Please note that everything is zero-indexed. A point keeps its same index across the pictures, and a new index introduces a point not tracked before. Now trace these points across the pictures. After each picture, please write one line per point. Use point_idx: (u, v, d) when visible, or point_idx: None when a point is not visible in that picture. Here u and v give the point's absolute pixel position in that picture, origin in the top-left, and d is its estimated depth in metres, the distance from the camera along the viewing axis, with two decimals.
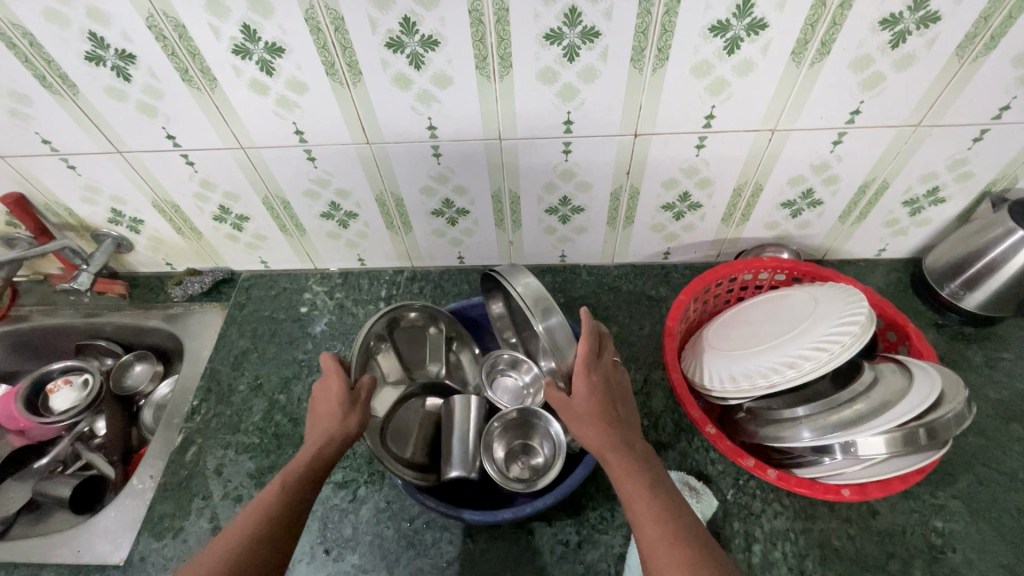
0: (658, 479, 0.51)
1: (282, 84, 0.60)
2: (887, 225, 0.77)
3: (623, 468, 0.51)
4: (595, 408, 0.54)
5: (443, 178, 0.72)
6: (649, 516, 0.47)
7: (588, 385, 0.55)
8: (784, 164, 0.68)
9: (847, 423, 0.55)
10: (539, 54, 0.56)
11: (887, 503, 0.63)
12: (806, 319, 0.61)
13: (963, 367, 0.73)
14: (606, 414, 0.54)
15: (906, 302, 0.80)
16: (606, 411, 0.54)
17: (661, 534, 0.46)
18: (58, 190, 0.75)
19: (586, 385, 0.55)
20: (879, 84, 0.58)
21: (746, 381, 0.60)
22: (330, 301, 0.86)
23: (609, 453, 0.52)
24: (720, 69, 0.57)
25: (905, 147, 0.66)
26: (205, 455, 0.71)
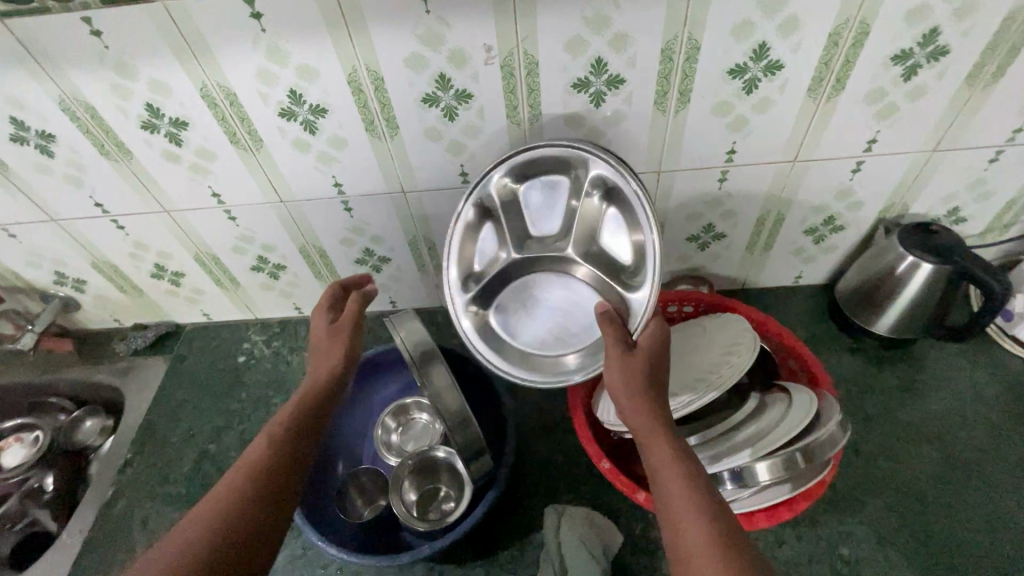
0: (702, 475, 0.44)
1: (191, 152, 0.64)
2: (795, 253, 0.80)
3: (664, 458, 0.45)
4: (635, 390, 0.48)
5: (359, 229, 0.75)
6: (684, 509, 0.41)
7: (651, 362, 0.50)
8: (678, 202, 0.71)
9: (731, 451, 0.55)
10: (421, 115, 0.60)
11: (796, 532, 0.63)
12: (700, 352, 0.64)
13: (876, 391, 0.74)
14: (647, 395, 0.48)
15: (823, 328, 0.81)
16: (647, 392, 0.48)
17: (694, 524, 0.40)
18: (2, 256, 0.80)
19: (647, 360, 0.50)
20: (745, 126, 0.62)
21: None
22: (267, 349, 0.89)
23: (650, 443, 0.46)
24: (592, 120, 0.61)
25: (789, 181, 0.69)
26: (132, 508, 0.72)
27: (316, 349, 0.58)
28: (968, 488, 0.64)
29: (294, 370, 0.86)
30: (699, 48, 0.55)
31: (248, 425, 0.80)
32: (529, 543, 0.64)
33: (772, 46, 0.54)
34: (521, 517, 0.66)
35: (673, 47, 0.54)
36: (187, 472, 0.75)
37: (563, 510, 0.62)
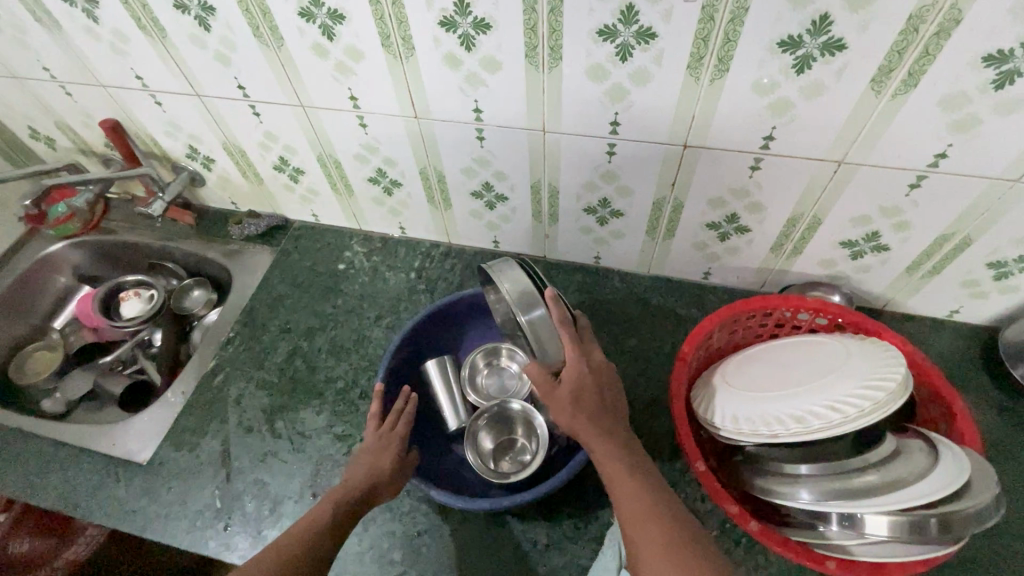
0: (639, 462, 0.51)
1: (340, 50, 0.62)
2: (965, 285, 0.68)
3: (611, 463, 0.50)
4: (578, 394, 0.52)
5: (485, 161, 0.71)
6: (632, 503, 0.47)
7: (577, 376, 0.53)
8: (848, 200, 0.62)
9: (854, 493, 0.49)
10: (591, 50, 0.54)
11: None
12: (833, 371, 0.56)
13: (1016, 459, 0.64)
14: (587, 402, 0.52)
15: (969, 375, 0.71)
16: (588, 397, 0.52)
17: (633, 508, 0.47)
18: (147, 122, 0.83)
19: (573, 376, 0.53)
20: (972, 128, 0.51)
21: (748, 421, 0.56)
22: (366, 263, 0.89)
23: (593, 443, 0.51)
24: (784, 89, 0.53)
25: (997, 203, 0.57)
26: (229, 384, 0.77)
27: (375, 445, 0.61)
28: None
29: (389, 289, 0.86)
30: (957, 21, 0.44)
31: (340, 331, 0.81)
32: (596, 518, 0.62)
33: None
34: (592, 489, 0.64)
35: (923, 16, 0.44)
36: (280, 362, 0.79)
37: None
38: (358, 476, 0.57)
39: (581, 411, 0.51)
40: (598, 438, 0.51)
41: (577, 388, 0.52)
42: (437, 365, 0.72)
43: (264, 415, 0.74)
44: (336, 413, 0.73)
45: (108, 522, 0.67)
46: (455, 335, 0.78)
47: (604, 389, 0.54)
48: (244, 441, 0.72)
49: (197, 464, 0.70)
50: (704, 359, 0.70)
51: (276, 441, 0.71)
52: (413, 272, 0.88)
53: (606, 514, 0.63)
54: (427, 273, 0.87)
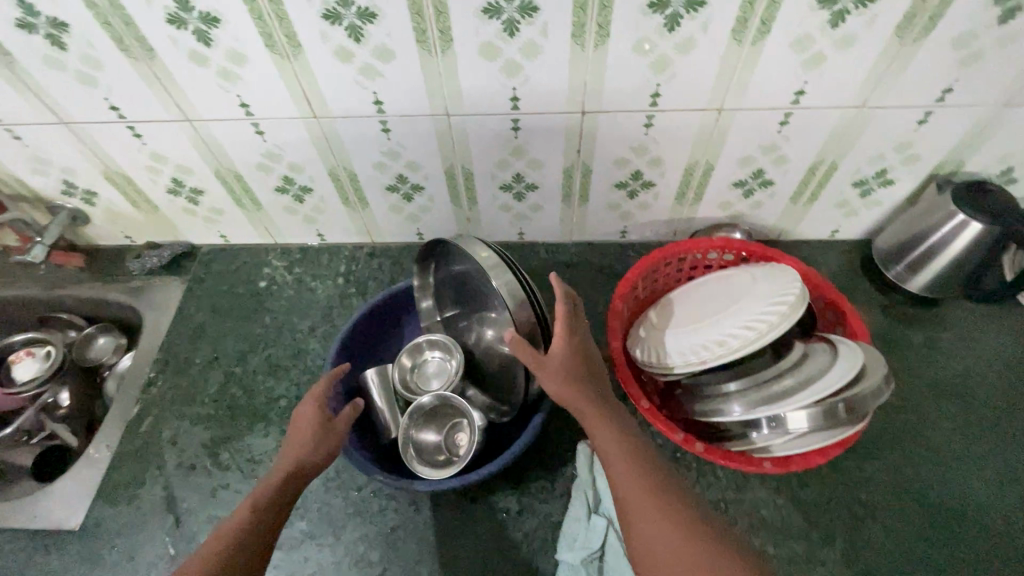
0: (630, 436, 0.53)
1: (221, 55, 0.59)
2: (839, 206, 0.78)
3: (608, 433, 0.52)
4: (572, 365, 0.54)
5: (394, 153, 0.71)
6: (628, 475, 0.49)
7: (572, 350, 0.54)
8: (733, 144, 0.69)
9: (779, 396, 0.56)
10: (479, 28, 0.56)
11: (816, 476, 0.65)
12: (743, 297, 0.63)
13: (900, 347, 0.75)
14: (581, 375, 0.54)
15: (854, 284, 0.82)
16: (581, 370, 0.54)
17: (631, 487, 0.48)
18: (7, 160, 0.74)
19: (566, 346, 0.54)
20: (821, 65, 0.58)
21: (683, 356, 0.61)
22: (289, 276, 0.86)
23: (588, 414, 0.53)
24: (661, 47, 0.57)
25: (852, 128, 0.66)
26: (160, 426, 0.72)
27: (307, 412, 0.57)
28: (984, 442, 0.67)
29: (318, 298, 0.83)
30: None
31: (274, 350, 0.78)
32: (561, 476, 0.65)
33: None
34: (552, 449, 0.67)
35: None
36: (214, 393, 0.74)
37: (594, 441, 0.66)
38: (285, 453, 0.53)
39: (577, 384, 0.53)
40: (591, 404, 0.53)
41: (572, 360, 0.54)
42: (378, 369, 0.69)
43: (207, 450, 0.70)
44: (285, 432, 0.71)
45: None
46: (389, 335, 0.76)
47: (592, 364, 0.56)
48: (189, 481, 0.68)
49: (140, 517, 0.66)
50: (634, 310, 0.75)
51: (225, 473, 0.68)
52: (341, 278, 0.86)
53: (569, 470, 0.66)
54: (355, 276, 0.86)
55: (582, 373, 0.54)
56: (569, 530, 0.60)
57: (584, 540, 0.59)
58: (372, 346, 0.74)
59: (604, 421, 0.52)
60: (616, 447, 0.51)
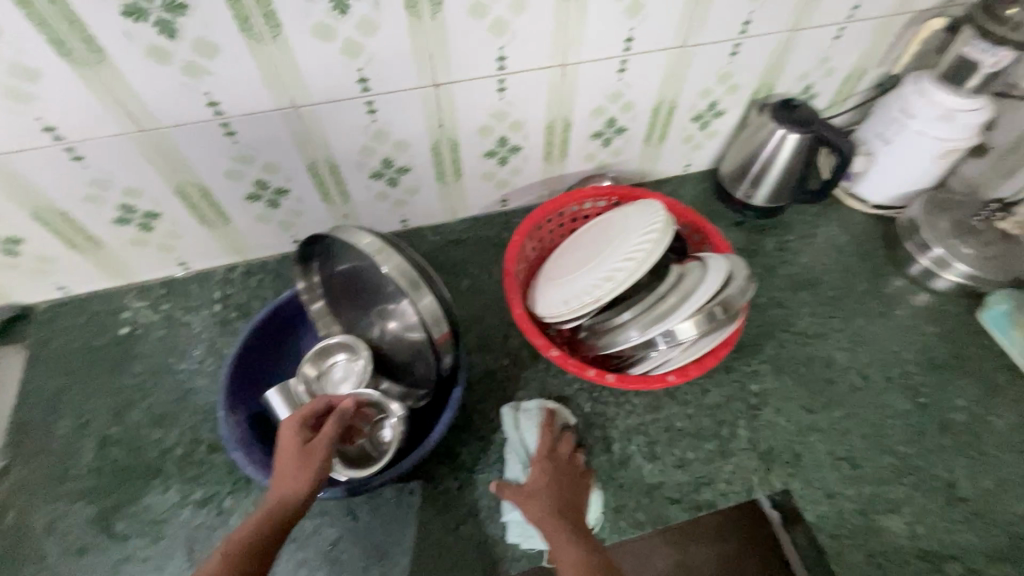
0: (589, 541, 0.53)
1: (5, 72, 0.51)
2: (686, 142, 0.86)
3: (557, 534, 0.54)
4: (543, 478, 0.59)
5: (247, 157, 0.66)
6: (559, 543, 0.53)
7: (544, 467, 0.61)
8: (583, 97, 0.73)
9: (667, 313, 0.61)
10: (307, 9, 0.54)
11: (715, 381, 0.72)
12: (619, 234, 0.67)
13: (758, 254, 0.85)
14: (552, 491, 0.58)
15: (712, 209, 0.91)
16: (553, 488, 0.59)
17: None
18: None
19: (542, 463, 0.61)
20: (641, 11, 0.64)
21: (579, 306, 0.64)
22: (156, 315, 0.77)
23: (547, 522, 0.55)
24: (495, 9, 0.59)
25: (680, 67, 0.73)
26: (29, 516, 0.62)
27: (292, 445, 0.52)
28: (835, 317, 0.78)
29: (196, 332, 0.76)
30: None
31: (155, 398, 0.70)
32: (492, 443, 0.66)
33: None
34: (479, 420, 0.68)
35: None
36: (91, 462, 0.65)
37: (519, 403, 0.68)
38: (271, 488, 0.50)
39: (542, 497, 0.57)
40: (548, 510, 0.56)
41: (542, 472, 0.60)
42: (279, 386, 0.65)
43: (96, 525, 0.61)
44: (188, 481, 0.64)
45: None
46: (284, 351, 0.72)
47: (564, 483, 0.60)
48: (82, 565, 0.59)
49: None
50: (527, 271, 0.77)
51: (124, 544, 0.60)
52: (218, 304, 0.79)
53: (499, 435, 0.67)
54: (234, 299, 0.79)
55: (554, 492, 0.58)
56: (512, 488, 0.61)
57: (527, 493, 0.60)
58: (268, 364, 0.69)
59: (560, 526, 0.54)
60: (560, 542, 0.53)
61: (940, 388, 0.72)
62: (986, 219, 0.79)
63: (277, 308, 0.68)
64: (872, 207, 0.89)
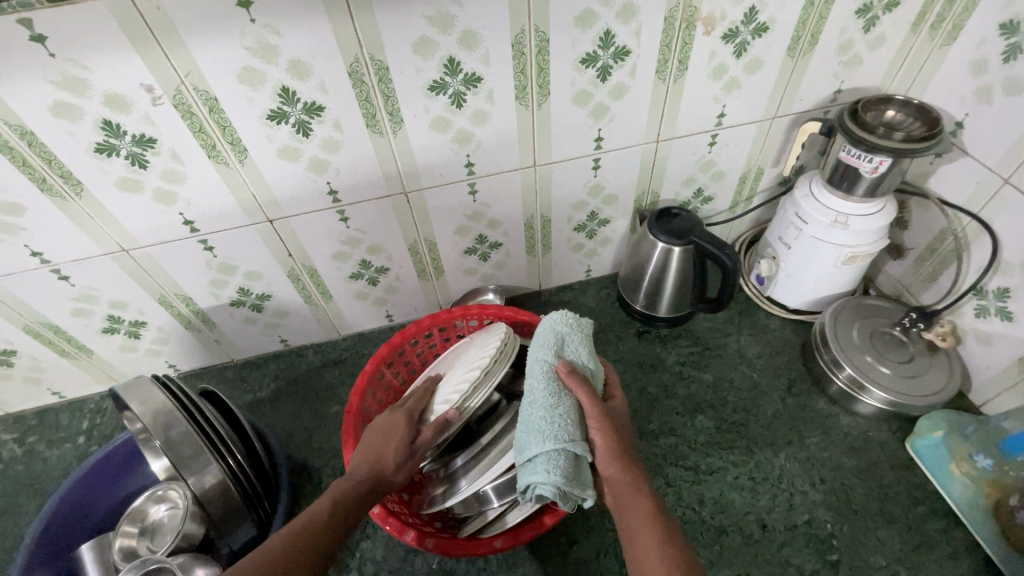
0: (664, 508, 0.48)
1: None
2: (576, 249, 0.82)
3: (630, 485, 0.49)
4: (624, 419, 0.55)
5: (89, 297, 0.66)
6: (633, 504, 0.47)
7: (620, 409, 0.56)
8: (440, 219, 0.71)
9: (493, 462, 0.55)
10: (104, 167, 0.54)
11: (585, 530, 0.63)
12: (457, 365, 0.63)
13: (658, 369, 0.78)
14: (623, 438, 0.53)
15: (615, 316, 0.85)
16: (624, 435, 0.53)
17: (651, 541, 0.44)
18: None
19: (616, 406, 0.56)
20: (471, 139, 0.62)
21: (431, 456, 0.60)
22: (19, 449, 0.76)
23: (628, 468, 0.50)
24: (308, 151, 0.58)
25: (540, 185, 0.70)
26: None
27: (390, 431, 0.56)
28: (736, 447, 0.69)
29: (52, 467, 0.74)
30: (387, 68, 0.53)
31: None
32: None
33: (461, 60, 0.55)
34: None
35: (359, 69, 0.53)
36: None
37: (580, 321, 0.59)
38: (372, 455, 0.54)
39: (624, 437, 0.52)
40: (621, 459, 0.51)
41: (618, 415, 0.55)
42: (94, 542, 0.60)
43: None
44: None
45: None
46: (121, 495, 0.67)
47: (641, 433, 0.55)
48: None
49: None
50: (388, 395, 0.72)
51: None
52: (83, 436, 0.77)
53: None
54: (99, 429, 0.77)
55: (624, 439, 0.53)
56: (563, 418, 0.50)
57: (577, 428, 0.51)
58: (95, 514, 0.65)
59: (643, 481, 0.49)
60: (640, 498, 0.47)
61: (855, 540, 0.61)
62: (908, 329, 0.68)
63: (109, 454, 0.65)
64: (789, 310, 0.81)
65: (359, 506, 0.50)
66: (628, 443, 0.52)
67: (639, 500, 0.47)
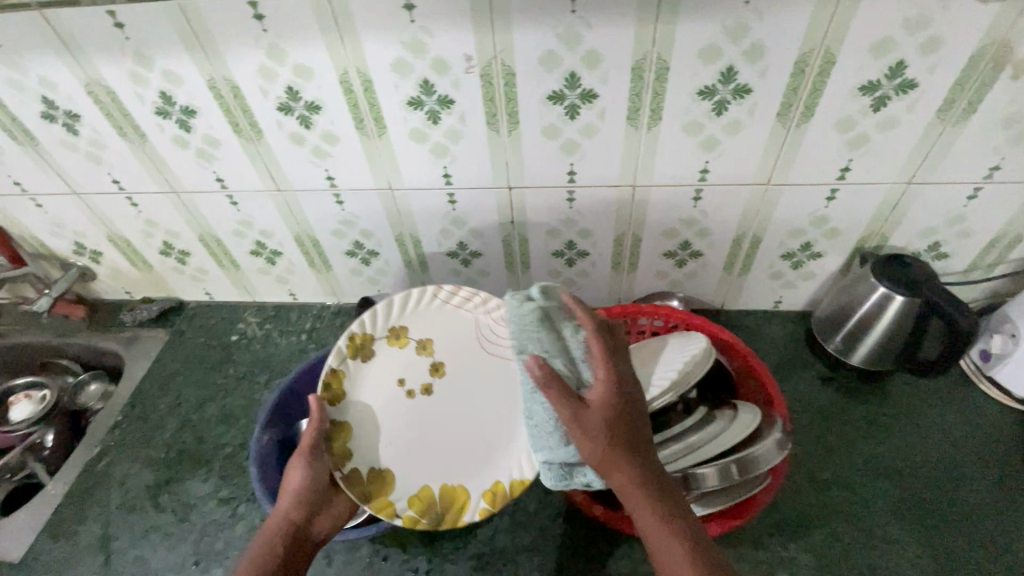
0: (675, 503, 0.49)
1: (198, 139, 0.70)
2: (774, 277, 0.80)
3: (624, 487, 0.49)
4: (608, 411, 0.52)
5: (349, 222, 0.80)
6: (641, 507, 0.49)
7: (603, 397, 0.52)
8: (655, 218, 0.74)
9: (682, 455, 0.56)
10: (407, 117, 0.65)
11: (739, 554, 0.62)
12: (654, 359, 0.65)
13: (842, 420, 0.73)
14: (618, 432, 0.51)
15: (798, 354, 0.81)
16: (619, 425, 0.51)
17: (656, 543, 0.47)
18: (32, 224, 0.87)
19: (597, 396, 0.52)
20: (717, 147, 0.64)
21: (408, 482, 0.66)
22: (259, 330, 0.93)
23: (613, 471, 0.50)
24: (567, 132, 0.64)
25: (764, 204, 0.70)
26: (114, 465, 0.77)
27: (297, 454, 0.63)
28: (925, 526, 0.63)
29: (280, 352, 0.90)
30: (668, 68, 0.57)
31: (231, 398, 0.84)
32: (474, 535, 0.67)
33: (740, 71, 0.57)
34: None
35: (642, 66, 0.57)
36: (169, 437, 0.79)
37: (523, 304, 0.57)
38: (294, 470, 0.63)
39: (608, 431, 0.50)
40: (630, 463, 0.50)
41: (617, 408, 0.52)
42: None
43: (148, 492, 0.73)
44: (223, 478, 0.74)
45: None
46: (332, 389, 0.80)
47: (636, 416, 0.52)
48: (127, 521, 0.71)
49: (74, 552, 0.68)
50: None
51: (160, 515, 0.71)
52: (304, 334, 0.92)
53: (484, 531, 0.67)
54: (317, 332, 0.92)
55: (618, 430, 0.51)
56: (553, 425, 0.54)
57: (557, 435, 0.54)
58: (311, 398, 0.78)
59: (644, 484, 0.49)
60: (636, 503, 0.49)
61: None
62: None
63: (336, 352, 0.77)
64: (1016, 399, 0.72)
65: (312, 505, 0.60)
66: (613, 435, 0.51)
67: (635, 499, 0.49)
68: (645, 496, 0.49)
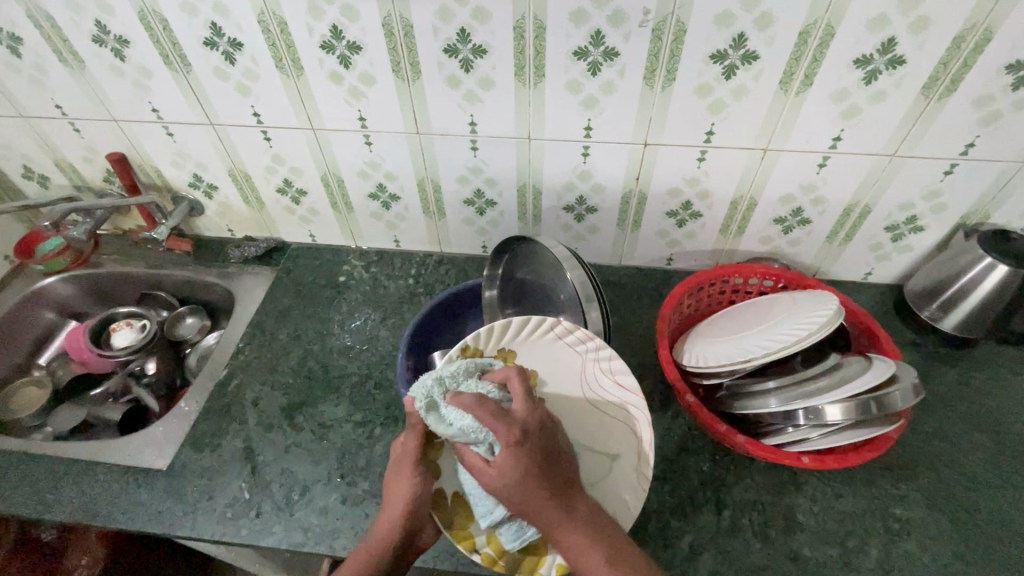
0: (601, 533, 0.53)
1: (355, 76, 0.72)
2: (872, 249, 0.85)
3: (534, 516, 0.51)
4: (517, 461, 0.50)
5: (476, 169, 0.83)
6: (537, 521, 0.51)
7: (507, 447, 0.50)
8: (776, 183, 0.78)
9: (819, 393, 0.62)
10: (568, 67, 0.68)
11: (852, 490, 0.68)
12: (784, 312, 0.71)
13: (935, 380, 0.79)
14: (532, 476, 0.50)
15: (888, 321, 0.87)
16: (532, 463, 0.50)
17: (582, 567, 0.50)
18: (154, 154, 0.89)
19: (506, 444, 0.50)
20: (856, 115, 0.68)
21: None
22: (365, 274, 0.96)
23: (521, 508, 0.51)
24: (719, 92, 0.68)
25: (884, 175, 0.75)
26: (244, 388, 0.80)
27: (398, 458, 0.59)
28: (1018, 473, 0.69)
29: (390, 294, 0.93)
30: (833, 35, 0.61)
31: (348, 334, 0.87)
32: None
33: (899, 42, 0.61)
34: None
35: (810, 31, 0.61)
36: (294, 365, 0.83)
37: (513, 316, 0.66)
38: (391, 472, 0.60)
39: (509, 480, 0.50)
40: (513, 494, 0.51)
41: (507, 453, 0.50)
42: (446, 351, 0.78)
43: (283, 412, 0.77)
44: (354, 404, 0.78)
45: (132, 526, 0.67)
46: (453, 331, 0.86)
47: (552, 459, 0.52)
48: (267, 437, 0.74)
49: (220, 463, 0.72)
50: (677, 323, 0.82)
51: (299, 433, 0.75)
52: (411, 279, 0.96)
53: None
54: (423, 278, 0.95)
55: (532, 474, 0.51)
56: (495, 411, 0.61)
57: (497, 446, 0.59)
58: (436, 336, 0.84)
59: (541, 514, 0.51)
60: (554, 527, 0.51)
61: None
62: None
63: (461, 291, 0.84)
64: None
65: (409, 522, 0.58)
66: (514, 476, 0.50)
67: (536, 518, 0.51)
68: (551, 521, 0.51)
